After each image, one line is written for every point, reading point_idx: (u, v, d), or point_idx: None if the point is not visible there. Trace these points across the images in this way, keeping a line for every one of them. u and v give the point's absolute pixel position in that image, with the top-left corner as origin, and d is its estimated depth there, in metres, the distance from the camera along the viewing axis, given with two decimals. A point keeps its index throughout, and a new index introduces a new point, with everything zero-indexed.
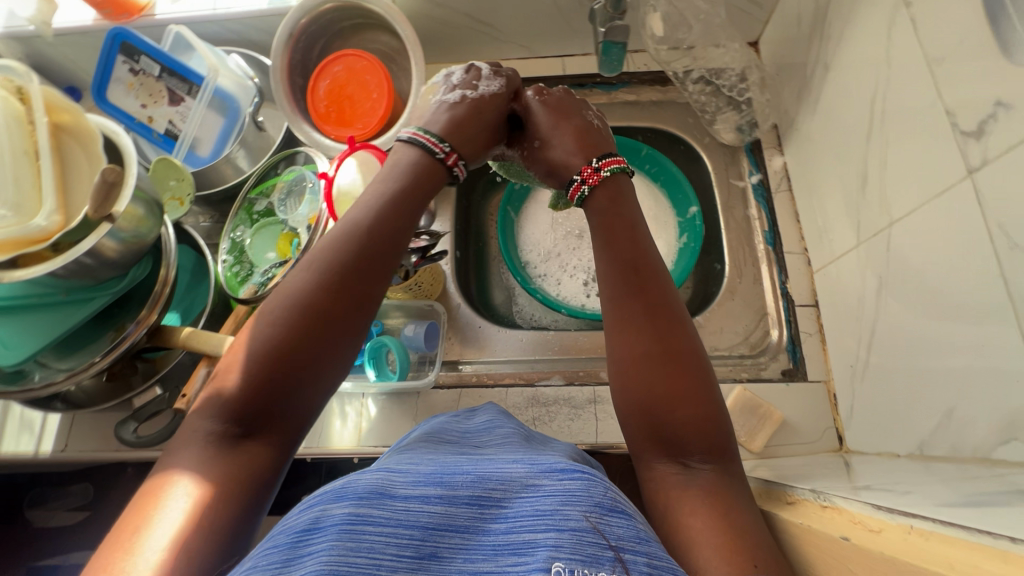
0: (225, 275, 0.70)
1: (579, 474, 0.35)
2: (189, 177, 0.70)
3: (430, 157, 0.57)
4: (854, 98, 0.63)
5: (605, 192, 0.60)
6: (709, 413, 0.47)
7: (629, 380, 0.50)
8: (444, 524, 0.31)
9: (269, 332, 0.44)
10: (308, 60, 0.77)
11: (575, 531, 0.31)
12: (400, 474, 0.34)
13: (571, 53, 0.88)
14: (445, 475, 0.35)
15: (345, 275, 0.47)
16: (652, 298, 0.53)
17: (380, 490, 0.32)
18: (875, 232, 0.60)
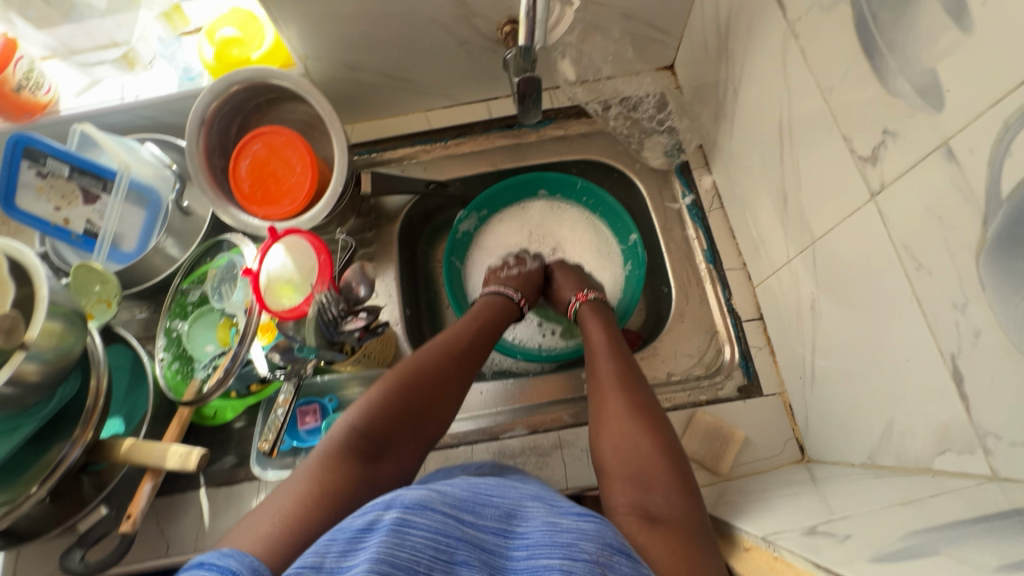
0: (165, 374, 0.67)
1: (593, 518, 0.41)
2: (113, 279, 0.68)
3: (507, 296, 0.77)
4: (764, 122, 0.66)
5: (589, 303, 0.76)
6: (672, 458, 0.56)
7: (609, 431, 0.60)
8: (476, 541, 0.38)
9: (388, 392, 0.61)
10: (227, 139, 0.75)
11: (586, 563, 0.36)
12: (442, 492, 0.40)
13: (494, 96, 0.88)
14: (479, 503, 0.41)
15: (446, 365, 0.66)
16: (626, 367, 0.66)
17: (423, 501, 0.38)
18: (802, 248, 0.62)
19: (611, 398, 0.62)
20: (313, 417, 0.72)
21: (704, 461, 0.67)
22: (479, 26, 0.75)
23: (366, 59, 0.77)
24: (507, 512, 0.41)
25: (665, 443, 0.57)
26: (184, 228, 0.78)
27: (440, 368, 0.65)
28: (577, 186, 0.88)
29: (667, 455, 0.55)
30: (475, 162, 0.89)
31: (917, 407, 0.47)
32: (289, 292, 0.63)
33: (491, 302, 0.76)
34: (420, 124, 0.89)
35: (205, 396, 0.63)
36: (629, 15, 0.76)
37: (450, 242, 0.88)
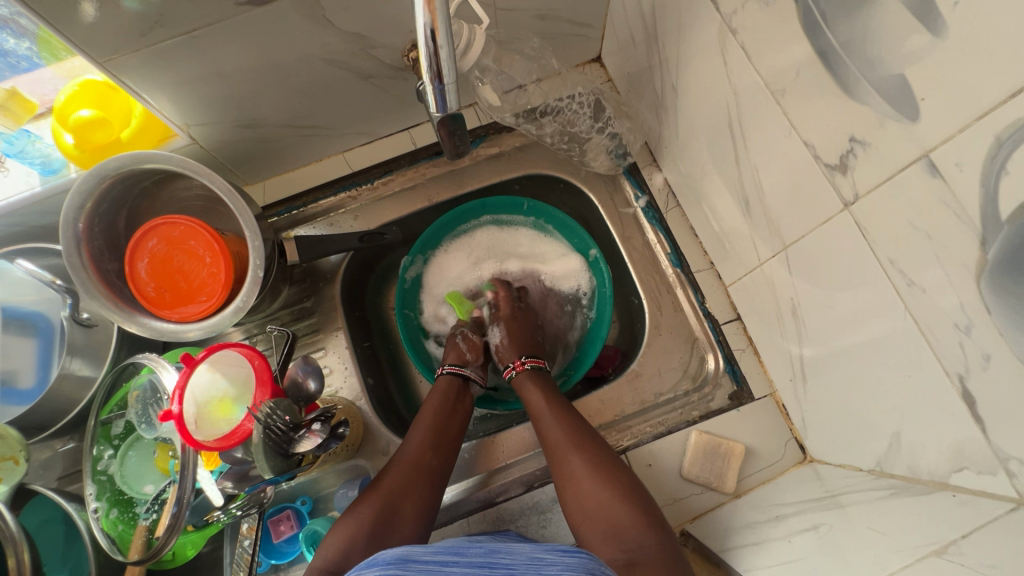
0: (105, 528, 0.58)
1: (580, 551, 0.43)
2: (13, 433, 0.59)
3: (453, 374, 0.71)
4: (711, 120, 0.61)
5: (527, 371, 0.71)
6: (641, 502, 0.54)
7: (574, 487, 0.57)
8: None
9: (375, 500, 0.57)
10: (116, 238, 0.65)
11: None
12: (424, 545, 0.42)
13: (415, 123, 0.80)
14: (461, 547, 0.43)
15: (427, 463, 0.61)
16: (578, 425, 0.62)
17: (405, 557, 0.40)
18: (774, 252, 0.58)
19: (561, 452, 0.60)
20: (288, 525, 0.65)
21: (709, 485, 0.64)
22: (382, 56, 0.66)
23: (262, 113, 0.67)
24: (491, 548, 0.43)
25: (628, 485, 0.55)
26: (92, 342, 0.66)
27: (400, 471, 0.60)
28: (524, 207, 0.81)
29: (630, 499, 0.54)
30: (409, 199, 0.81)
31: (926, 420, 0.44)
32: (228, 410, 0.54)
33: (438, 390, 0.70)
34: (340, 168, 0.80)
35: (156, 552, 0.54)
36: (546, 16, 0.68)
37: (400, 293, 0.80)
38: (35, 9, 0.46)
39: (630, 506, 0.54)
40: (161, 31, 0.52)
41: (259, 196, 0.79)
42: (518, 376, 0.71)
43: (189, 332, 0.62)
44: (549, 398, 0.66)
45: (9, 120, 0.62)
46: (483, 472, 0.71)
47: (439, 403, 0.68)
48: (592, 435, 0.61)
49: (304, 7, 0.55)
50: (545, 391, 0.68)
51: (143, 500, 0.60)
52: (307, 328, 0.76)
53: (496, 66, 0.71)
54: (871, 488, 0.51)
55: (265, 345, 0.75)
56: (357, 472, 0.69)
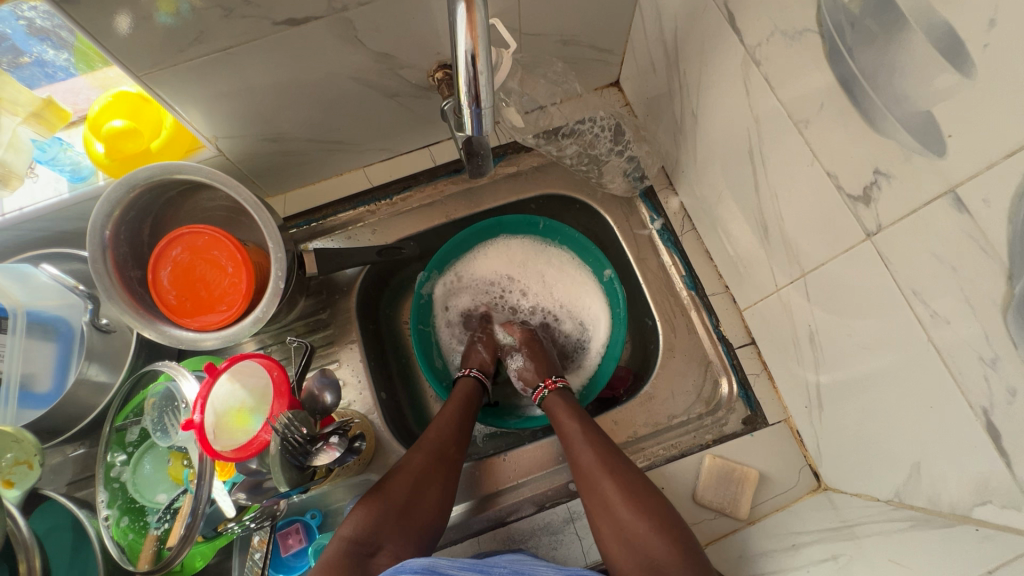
0: (116, 536, 0.58)
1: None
2: (28, 436, 0.58)
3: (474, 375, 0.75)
4: (731, 148, 0.62)
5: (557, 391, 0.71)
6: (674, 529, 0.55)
7: (603, 510, 0.59)
8: None
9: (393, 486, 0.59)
10: (140, 245, 0.66)
11: None
12: (451, 559, 0.47)
13: (436, 141, 0.81)
14: (487, 566, 0.48)
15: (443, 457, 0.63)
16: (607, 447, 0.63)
17: (432, 566, 0.45)
18: (791, 279, 0.59)
19: (591, 475, 0.61)
20: (297, 538, 0.65)
21: (722, 510, 0.63)
22: (408, 75, 0.67)
23: (287, 128, 0.68)
24: (515, 570, 0.48)
25: (660, 511, 0.57)
26: (109, 347, 0.67)
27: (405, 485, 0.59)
28: (540, 225, 0.82)
29: (660, 526, 0.55)
30: (428, 215, 0.82)
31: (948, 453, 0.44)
32: (245, 421, 0.54)
33: (462, 386, 0.73)
34: (360, 183, 0.81)
35: (168, 561, 0.54)
36: (568, 42, 0.70)
37: (416, 308, 0.80)
38: (80, 24, 0.48)
39: (664, 535, 0.55)
40: (198, 46, 0.53)
41: (280, 208, 0.80)
42: (551, 398, 0.71)
43: (206, 341, 0.62)
44: (579, 422, 0.66)
45: (44, 128, 0.63)
46: (494, 491, 0.71)
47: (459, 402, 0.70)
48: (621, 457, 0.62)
49: (337, 27, 0.56)
50: (568, 410, 0.68)
51: (156, 508, 0.59)
52: (322, 340, 0.77)
53: (518, 89, 0.72)
54: (888, 519, 0.51)
55: (281, 355, 0.75)
56: (367, 486, 0.68)
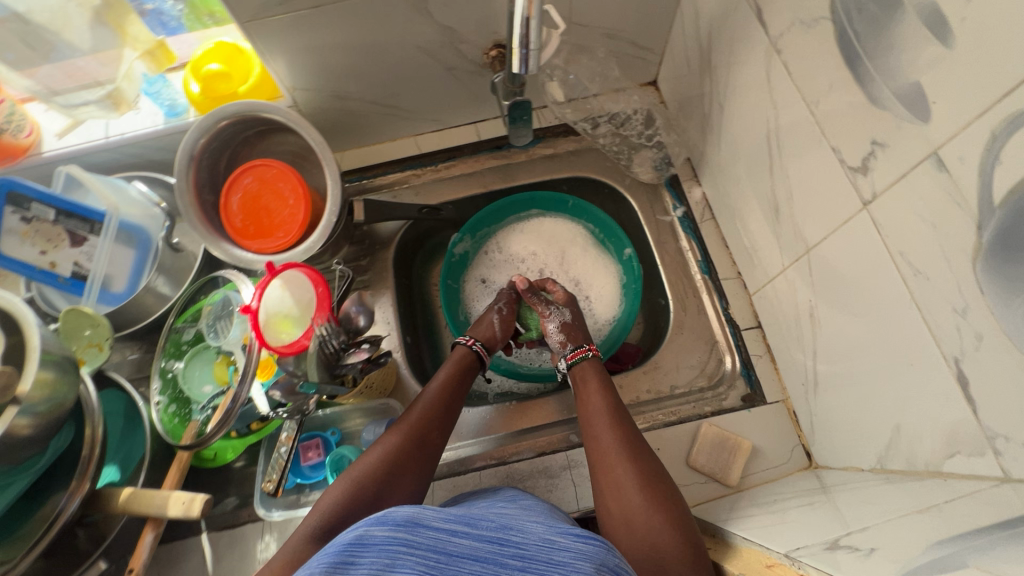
0: (163, 419, 0.66)
1: (593, 540, 0.40)
2: (104, 321, 0.66)
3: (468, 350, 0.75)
4: (752, 136, 0.67)
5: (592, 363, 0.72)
6: (681, 521, 0.53)
7: (616, 493, 0.58)
8: (470, 554, 0.38)
9: (371, 467, 0.59)
10: (216, 175, 0.75)
11: None
12: (436, 507, 0.40)
13: (482, 118, 0.89)
14: (474, 517, 0.41)
15: (422, 439, 0.64)
16: (629, 434, 0.63)
17: (415, 519, 0.38)
18: (797, 258, 0.63)
19: (608, 460, 0.60)
20: (316, 452, 0.71)
21: (713, 474, 0.66)
22: (466, 51, 0.75)
23: (354, 88, 0.77)
24: (505, 523, 0.42)
25: (667, 503, 0.55)
26: (176, 267, 0.76)
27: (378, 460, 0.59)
28: (569, 204, 0.88)
29: (668, 513, 0.54)
30: (467, 184, 0.90)
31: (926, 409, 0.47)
32: (287, 326, 0.61)
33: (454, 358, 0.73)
34: (410, 149, 0.89)
35: (206, 440, 0.61)
36: (612, 36, 0.78)
37: (446, 265, 0.87)
38: None
39: (672, 524, 0.53)
40: (294, 3, 0.62)
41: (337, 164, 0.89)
42: (587, 364, 0.72)
43: (262, 262, 0.70)
44: (607, 401, 0.67)
45: (153, 65, 0.74)
46: (502, 434, 0.76)
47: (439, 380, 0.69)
48: (639, 446, 0.61)
49: None
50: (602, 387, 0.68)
51: (199, 401, 0.67)
52: (359, 284, 0.84)
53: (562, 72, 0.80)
54: (868, 482, 0.54)
55: None
56: (387, 413, 0.74)
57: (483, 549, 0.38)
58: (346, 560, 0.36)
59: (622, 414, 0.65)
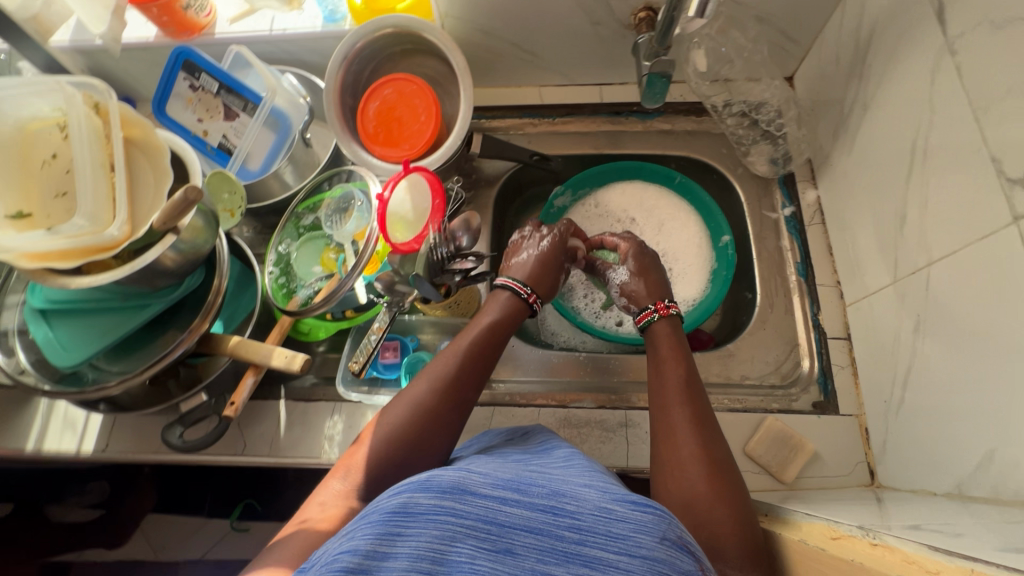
0: (271, 286, 0.73)
1: (651, 508, 0.36)
2: (241, 190, 0.73)
3: (516, 299, 0.65)
4: (893, 141, 0.65)
5: (668, 323, 0.67)
6: (744, 519, 0.49)
7: (673, 469, 0.53)
8: (522, 526, 0.34)
9: (399, 423, 0.54)
10: (358, 82, 0.80)
11: (646, 558, 0.33)
12: (482, 473, 0.36)
13: (608, 82, 0.90)
14: (522, 483, 0.36)
15: (450, 394, 0.56)
16: (700, 408, 0.57)
17: (461, 484, 0.34)
18: (913, 271, 0.61)
19: (673, 431, 0.55)
20: (393, 353, 0.76)
21: (770, 467, 0.66)
22: (615, 8, 0.77)
23: (500, 27, 0.80)
24: (557, 489, 0.37)
25: (732, 492, 0.50)
26: (303, 159, 0.83)
27: (409, 414, 0.55)
28: (676, 181, 0.88)
29: (734, 507, 0.49)
30: (579, 142, 0.91)
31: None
32: (398, 228, 0.66)
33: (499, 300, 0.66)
34: (532, 98, 0.92)
35: (308, 312, 0.67)
36: (763, 20, 0.77)
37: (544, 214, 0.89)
38: None
39: (733, 514, 0.49)
40: None
41: None
42: (660, 325, 0.67)
43: (382, 168, 0.75)
44: (679, 364, 0.62)
45: None
46: (565, 380, 0.78)
47: (491, 321, 0.62)
48: (712, 426, 0.56)
49: None
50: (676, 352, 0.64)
51: (305, 280, 0.73)
52: None
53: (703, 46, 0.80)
54: (941, 504, 0.53)
55: None
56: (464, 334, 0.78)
57: (536, 520, 0.34)
58: (393, 529, 0.33)
59: (690, 385, 0.60)
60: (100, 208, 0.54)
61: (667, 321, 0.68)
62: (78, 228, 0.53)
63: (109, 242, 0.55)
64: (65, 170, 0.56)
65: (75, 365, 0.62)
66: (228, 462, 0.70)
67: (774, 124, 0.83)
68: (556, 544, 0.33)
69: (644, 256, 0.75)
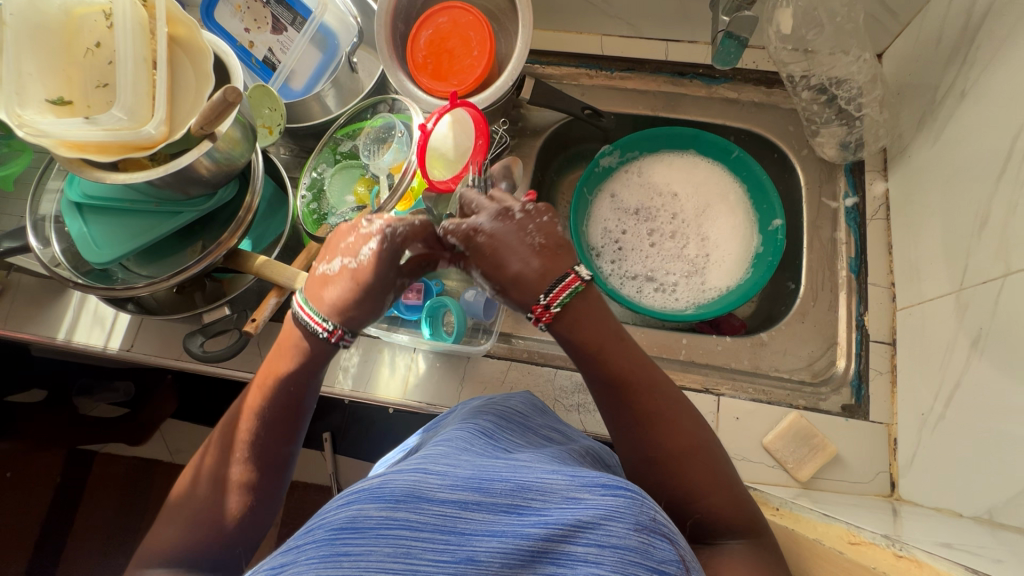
0: (304, 210, 0.72)
1: (624, 491, 0.31)
2: (281, 108, 0.70)
3: (314, 342, 0.52)
4: (988, 135, 0.58)
5: (572, 316, 0.49)
6: (736, 499, 0.46)
7: (642, 472, 0.48)
8: (482, 531, 0.30)
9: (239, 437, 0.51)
10: (413, 8, 0.76)
11: (619, 549, 0.29)
12: (440, 472, 0.32)
13: (676, 39, 0.84)
14: (481, 481, 0.32)
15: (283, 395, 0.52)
16: (648, 408, 0.49)
17: (413, 491, 0.30)
18: (981, 282, 0.56)
19: (631, 431, 0.49)
20: (416, 295, 0.74)
21: (785, 462, 0.64)
22: None
23: None
24: (520, 485, 0.32)
25: (713, 482, 0.46)
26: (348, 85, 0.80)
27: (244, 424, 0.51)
28: (732, 155, 0.82)
29: (722, 493, 0.46)
30: (635, 101, 0.86)
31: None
32: (437, 164, 0.64)
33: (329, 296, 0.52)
34: (592, 47, 0.86)
35: None
36: None
37: (587, 172, 0.83)
38: None
39: (724, 498, 0.46)
40: None
41: None
42: (557, 328, 0.49)
43: (428, 102, 0.71)
44: (604, 355, 0.49)
45: None
46: None
47: (314, 325, 0.53)
48: (672, 419, 0.48)
49: None
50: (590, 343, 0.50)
51: (337, 209, 0.72)
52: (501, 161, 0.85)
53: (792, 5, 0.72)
54: (966, 526, 0.50)
55: None
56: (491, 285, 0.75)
57: (499, 523, 0.30)
58: (338, 550, 0.28)
59: (623, 385, 0.49)
60: (139, 104, 0.53)
61: (561, 324, 0.49)
62: (116, 122, 0.52)
63: (146, 140, 0.54)
64: (107, 61, 0.55)
65: (107, 263, 0.62)
66: (244, 378, 0.71)
67: (854, 103, 0.74)
68: (521, 544, 0.29)
69: (497, 233, 0.50)
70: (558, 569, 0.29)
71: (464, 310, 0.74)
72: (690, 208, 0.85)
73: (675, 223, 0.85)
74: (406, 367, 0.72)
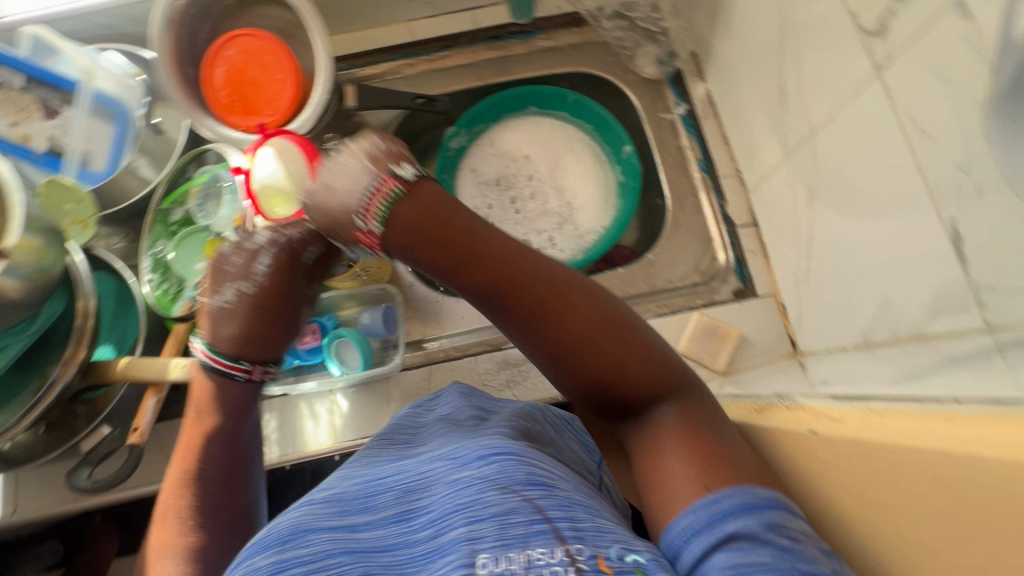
0: (154, 295, 0.65)
1: (494, 460, 0.38)
2: (88, 197, 0.63)
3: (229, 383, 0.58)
4: (763, 15, 0.64)
5: (425, 195, 0.51)
6: (652, 347, 0.49)
7: (552, 364, 0.50)
8: (373, 546, 0.35)
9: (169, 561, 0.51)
10: (196, 47, 0.70)
11: (496, 517, 0.34)
12: (325, 502, 0.38)
13: (480, 4, 0.84)
14: (366, 501, 0.38)
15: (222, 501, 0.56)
16: (534, 305, 0.49)
17: (295, 530, 0.35)
18: (800, 144, 0.62)
19: (529, 335, 0.50)
20: (313, 337, 0.71)
21: (702, 359, 0.69)
22: None
23: None
24: (404, 491, 0.39)
25: (626, 337, 0.48)
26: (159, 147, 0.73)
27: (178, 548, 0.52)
28: (569, 100, 0.86)
29: (642, 354, 0.48)
30: (463, 76, 0.85)
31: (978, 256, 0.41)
32: (279, 202, 0.62)
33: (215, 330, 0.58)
34: (403, 36, 0.84)
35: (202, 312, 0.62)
36: None
37: (441, 159, 0.86)
38: None
39: (645, 356, 0.48)
40: None
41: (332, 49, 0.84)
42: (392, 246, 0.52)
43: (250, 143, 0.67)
44: (473, 269, 0.50)
45: None
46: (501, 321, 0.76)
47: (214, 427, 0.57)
48: (571, 292, 0.49)
49: None
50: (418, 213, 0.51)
51: (190, 280, 0.67)
52: None
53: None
54: (852, 356, 0.56)
55: None
56: (383, 299, 0.74)
57: (387, 532, 0.36)
58: None
59: (506, 295, 0.49)
60: None
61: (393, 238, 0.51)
62: None
63: None
64: None
65: None
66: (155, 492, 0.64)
67: (652, 20, 0.81)
68: (409, 546, 0.35)
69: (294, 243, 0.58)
70: (442, 557, 0.33)
71: (365, 334, 0.72)
72: (550, 161, 0.86)
73: (539, 180, 0.86)
74: (329, 412, 0.69)
